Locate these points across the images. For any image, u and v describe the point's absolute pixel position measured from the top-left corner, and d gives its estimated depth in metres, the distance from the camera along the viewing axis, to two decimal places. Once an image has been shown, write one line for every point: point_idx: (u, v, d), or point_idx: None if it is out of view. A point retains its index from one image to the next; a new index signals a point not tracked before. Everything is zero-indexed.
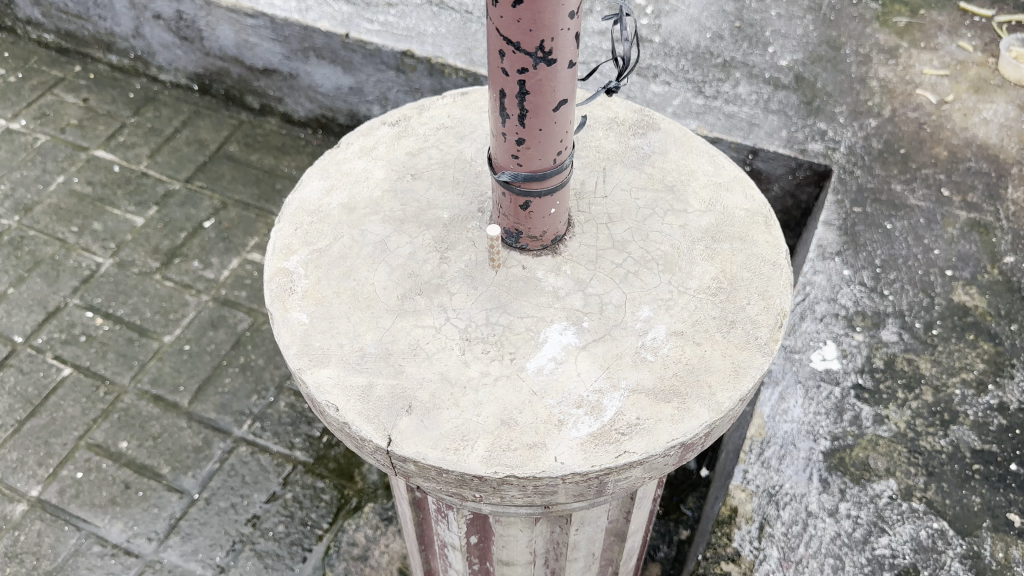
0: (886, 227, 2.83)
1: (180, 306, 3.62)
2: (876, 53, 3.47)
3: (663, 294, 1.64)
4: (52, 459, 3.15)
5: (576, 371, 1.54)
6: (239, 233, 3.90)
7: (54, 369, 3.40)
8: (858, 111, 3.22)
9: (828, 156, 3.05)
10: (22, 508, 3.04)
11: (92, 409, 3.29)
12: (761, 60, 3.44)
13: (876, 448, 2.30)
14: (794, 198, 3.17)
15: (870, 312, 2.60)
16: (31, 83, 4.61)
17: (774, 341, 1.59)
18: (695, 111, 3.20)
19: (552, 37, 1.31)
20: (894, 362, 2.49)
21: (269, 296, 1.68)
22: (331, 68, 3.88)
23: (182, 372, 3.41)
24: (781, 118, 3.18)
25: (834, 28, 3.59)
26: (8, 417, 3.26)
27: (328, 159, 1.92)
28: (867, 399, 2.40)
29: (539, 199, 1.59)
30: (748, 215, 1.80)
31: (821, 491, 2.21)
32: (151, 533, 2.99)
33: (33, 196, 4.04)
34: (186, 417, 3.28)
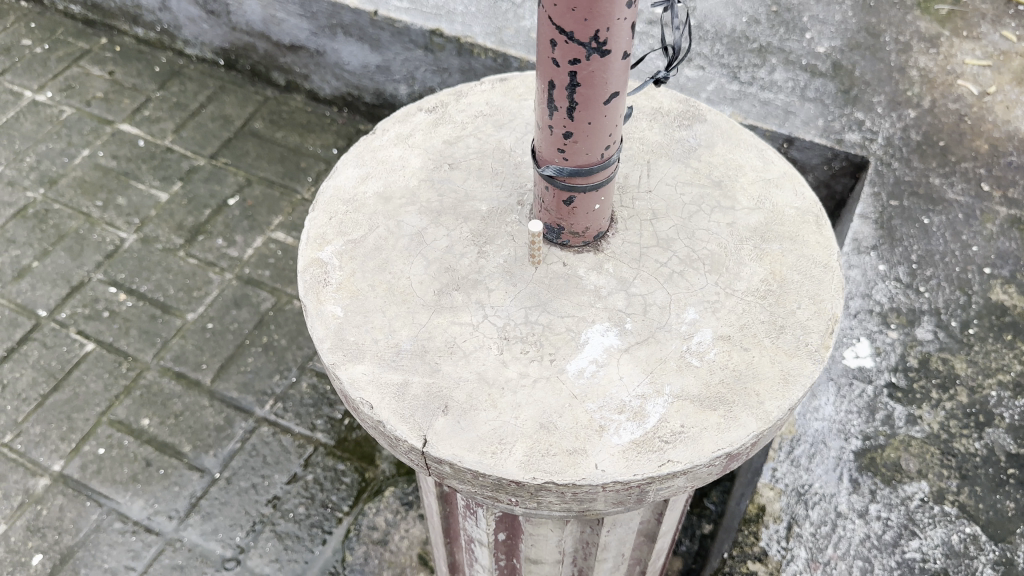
0: (922, 221, 2.62)
1: (203, 283, 3.59)
2: (918, 41, 3.22)
3: (710, 296, 1.58)
4: (74, 434, 3.14)
5: (618, 374, 1.49)
6: (264, 212, 3.85)
7: (77, 345, 3.38)
8: (897, 101, 3.00)
9: (864, 147, 2.85)
10: (44, 482, 3.03)
11: (115, 384, 3.27)
12: (798, 47, 3.22)
13: (908, 448, 2.14)
14: (828, 189, 3.00)
15: (905, 309, 2.41)
16: (56, 56, 4.55)
17: (825, 348, 1.53)
18: (729, 97, 3.03)
19: (607, 28, 1.23)
20: (930, 361, 2.30)
21: (303, 287, 1.64)
22: (358, 45, 3.81)
23: (204, 350, 3.38)
24: (818, 106, 2.99)
25: (873, 15, 3.33)
26: (31, 391, 3.25)
27: (363, 145, 1.86)
28: (901, 398, 2.23)
29: (583, 195, 1.53)
30: (798, 214, 1.73)
31: (850, 491, 2.07)
32: (171, 511, 2.98)
33: (58, 168, 4.01)
34: (208, 395, 3.26)
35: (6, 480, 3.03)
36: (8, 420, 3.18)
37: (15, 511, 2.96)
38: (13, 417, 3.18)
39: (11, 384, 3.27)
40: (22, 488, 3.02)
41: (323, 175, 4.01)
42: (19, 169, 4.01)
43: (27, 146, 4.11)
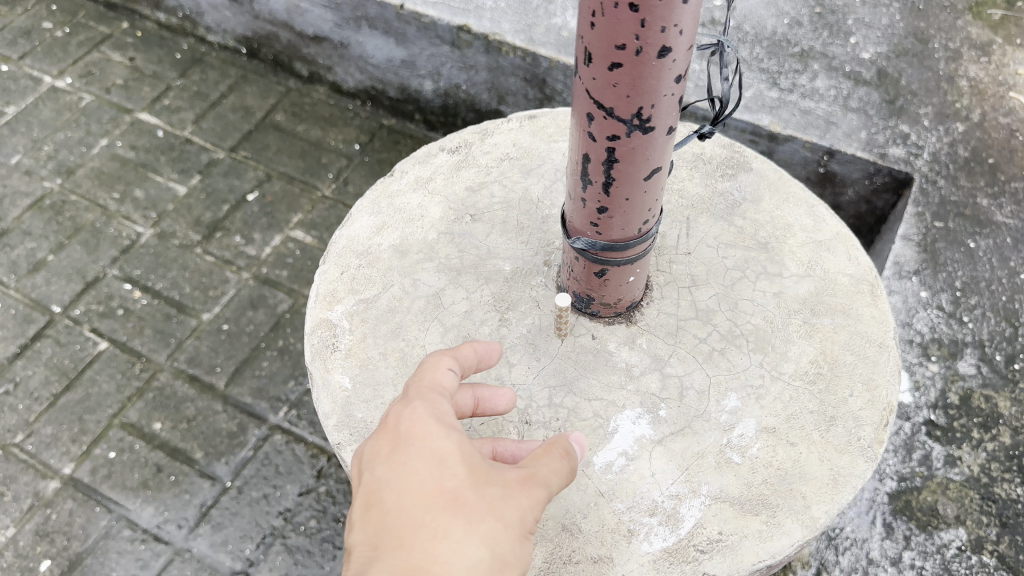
0: (968, 246, 2.13)
1: (220, 283, 2.88)
2: (967, 48, 2.52)
3: (753, 380, 1.45)
4: (85, 436, 2.53)
5: (650, 470, 1.35)
6: (283, 208, 3.08)
7: (90, 342, 2.73)
8: (944, 114, 2.37)
9: (909, 164, 2.27)
10: (54, 485, 2.44)
11: (127, 385, 2.63)
12: (841, 53, 2.53)
13: (946, 493, 1.84)
14: (870, 204, 2.45)
15: (948, 340, 2.00)
16: (76, 39, 3.69)
17: (879, 444, 1.37)
18: (768, 105, 2.41)
19: (651, 105, 1.09)
20: (972, 398, 1.93)
21: (309, 352, 1.51)
22: (382, 39, 3.03)
23: (219, 352, 2.71)
24: (860, 117, 2.38)
25: (922, 18, 2.60)
26: (42, 390, 2.62)
27: (380, 190, 1.74)
28: (939, 437, 1.90)
29: (617, 268, 1.40)
30: (851, 283, 1.57)
31: (883, 537, 1.82)
32: (181, 520, 2.38)
33: (76, 158, 3.24)
34: (222, 400, 2.61)
35: (15, 482, 2.45)
36: (18, 418, 2.57)
37: (23, 514, 2.39)
38: (23, 416, 2.57)
39: (21, 382, 2.64)
40: (31, 491, 2.43)
41: (345, 169, 3.21)
42: (34, 157, 3.25)
43: (41, 134, 3.32)
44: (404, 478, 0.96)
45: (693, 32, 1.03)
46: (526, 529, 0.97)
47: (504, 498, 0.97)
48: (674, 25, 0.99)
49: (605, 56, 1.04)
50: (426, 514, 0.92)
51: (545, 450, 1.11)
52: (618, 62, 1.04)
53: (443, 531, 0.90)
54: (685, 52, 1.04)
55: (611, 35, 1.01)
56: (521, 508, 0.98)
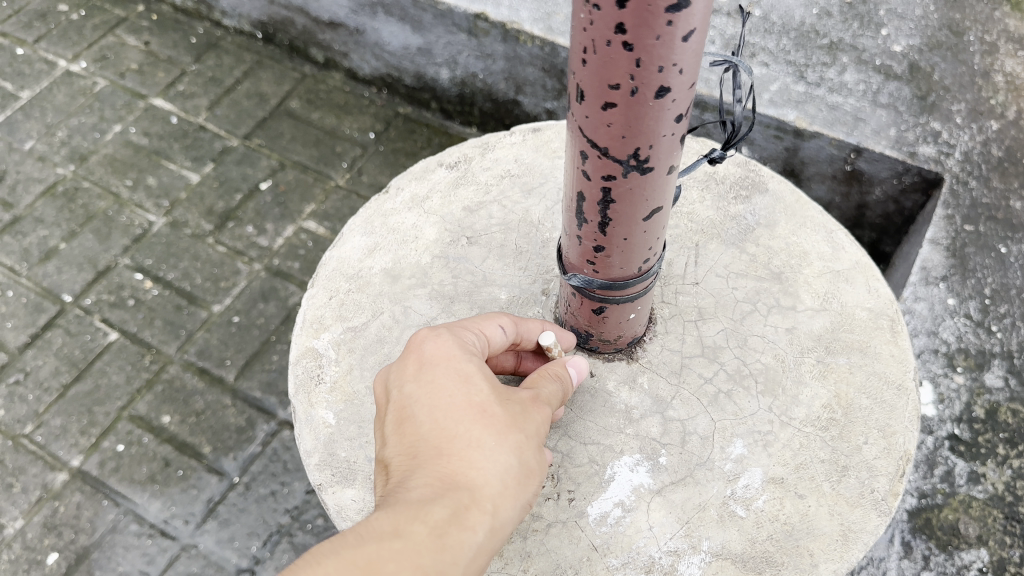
0: (998, 251, 2.03)
1: (231, 274, 2.81)
2: (1005, 40, 2.38)
3: (760, 425, 1.36)
4: (94, 429, 2.48)
5: (648, 523, 1.27)
6: (296, 198, 3.00)
7: (101, 333, 2.68)
8: (978, 111, 2.25)
9: (940, 162, 2.16)
10: (62, 478, 2.40)
11: (136, 377, 2.58)
12: (871, 45, 2.40)
13: (969, 511, 1.77)
14: (898, 205, 2.33)
15: (974, 350, 1.91)
16: (92, 22, 3.62)
17: (894, 496, 1.28)
18: (795, 99, 2.29)
19: (650, 145, 1.03)
20: (999, 413, 1.84)
21: (293, 383, 1.43)
22: (398, 26, 2.92)
23: (229, 345, 2.65)
24: (889, 113, 2.25)
25: (957, 9, 2.46)
26: (52, 380, 2.58)
27: (374, 208, 1.66)
28: (963, 453, 1.81)
29: (617, 306, 1.31)
30: (870, 318, 1.48)
31: (902, 556, 1.76)
32: (188, 516, 2.34)
33: (89, 144, 3.19)
34: (231, 394, 2.55)
35: (24, 474, 2.41)
36: (28, 409, 2.53)
37: (31, 506, 2.35)
38: (32, 407, 2.53)
39: (31, 372, 2.60)
40: (39, 483, 2.39)
41: (359, 159, 3.12)
42: (47, 143, 3.19)
43: (55, 119, 3.26)
44: (434, 395, 1.07)
45: (695, 70, 0.96)
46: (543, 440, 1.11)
47: (524, 413, 1.10)
48: (672, 65, 0.92)
49: (599, 95, 0.97)
50: (459, 426, 1.04)
51: (539, 373, 1.22)
52: (612, 101, 0.97)
53: (478, 443, 1.02)
54: (686, 91, 0.97)
55: (604, 74, 0.94)
56: (538, 422, 1.11)
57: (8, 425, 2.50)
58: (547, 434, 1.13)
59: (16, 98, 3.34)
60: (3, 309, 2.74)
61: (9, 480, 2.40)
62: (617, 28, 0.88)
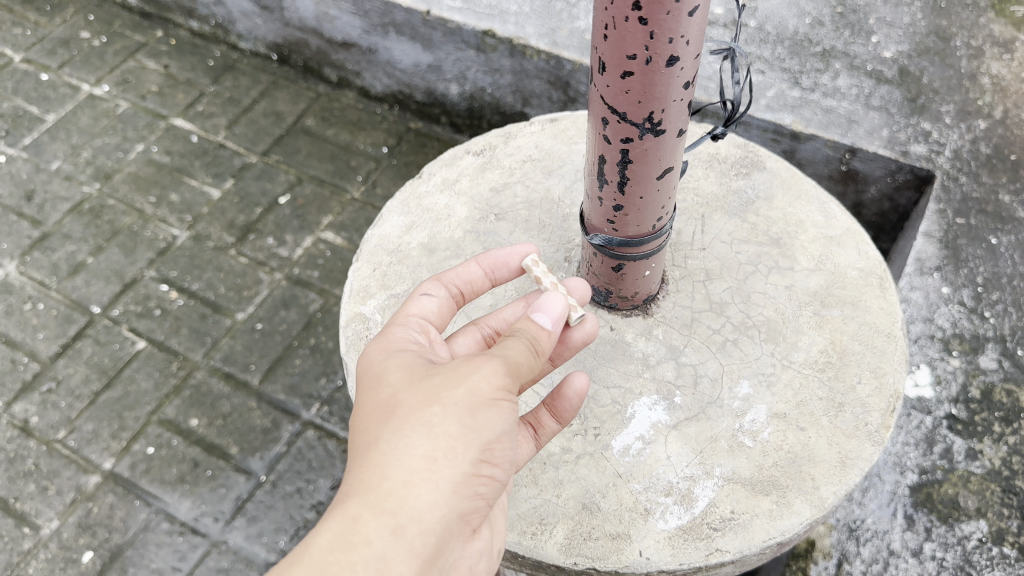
0: (989, 242, 2.19)
1: (253, 283, 2.93)
2: (990, 44, 2.57)
3: (764, 368, 1.53)
4: (125, 433, 2.57)
5: (665, 453, 1.44)
6: (313, 210, 3.14)
7: (129, 341, 2.78)
8: (967, 111, 2.43)
9: (931, 160, 2.33)
10: (95, 481, 2.48)
11: (164, 383, 2.68)
12: (863, 52, 2.58)
13: (967, 485, 1.84)
14: (893, 202, 2.49)
15: (969, 335, 2.04)
16: (112, 48, 3.82)
17: (886, 428, 1.44)
18: (790, 104, 2.46)
19: (662, 109, 1.20)
20: (993, 393, 1.95)
21: (344, 344, 1.59)
22: (409, 44, 3.08)
23: (253, 351, 2.75)
24: (882, 115, 2.42)
25: (944, 17, 2.66)
26: (82, 388, 2.67)
27: (409, 192, 1.84)
28: (961, 431, 1.91)
29: (633, 262, 1.49)
30: (861, 276, 1.65)
31: (905, 528, 1.82)
32: (217, 513, 2.41)
33: (113, 163, 3.33)
34: (256, 397, 2.65)
35: (58, 477, 2.49)
36: (60, 415, 2.62)
37: (66, 507, 2.43)
38: (65, 413, 2.62)
39: (62, 381, 2.69)
40: (73, 485, 2.47)
41: (373, 173, 3.28)
42: (73, 163, 3.33)
43: (80, 141, 3.41)
44: (356, 412, 1.12)
45: (699, 43, 1.13)
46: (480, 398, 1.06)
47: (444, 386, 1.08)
48: (680, 36, 1.09)
49: (619, 65, 1.15)
50: (369, 432, 1.07)
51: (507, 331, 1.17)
52: (630, 70, 1.14)
53: (378, 442, 1.04)
54: (692, 60, 1.15)
55: (623, 46, 1.12)
56: (466, 382, 1.06)
57: (43, 431, 2.59)
58: (489, 388, 1.07)
59: (42, 121, 3.49)
60: (35, 320, 2.84)
61: (43, 483, 2.48)
62: (634, 6, 1.05)
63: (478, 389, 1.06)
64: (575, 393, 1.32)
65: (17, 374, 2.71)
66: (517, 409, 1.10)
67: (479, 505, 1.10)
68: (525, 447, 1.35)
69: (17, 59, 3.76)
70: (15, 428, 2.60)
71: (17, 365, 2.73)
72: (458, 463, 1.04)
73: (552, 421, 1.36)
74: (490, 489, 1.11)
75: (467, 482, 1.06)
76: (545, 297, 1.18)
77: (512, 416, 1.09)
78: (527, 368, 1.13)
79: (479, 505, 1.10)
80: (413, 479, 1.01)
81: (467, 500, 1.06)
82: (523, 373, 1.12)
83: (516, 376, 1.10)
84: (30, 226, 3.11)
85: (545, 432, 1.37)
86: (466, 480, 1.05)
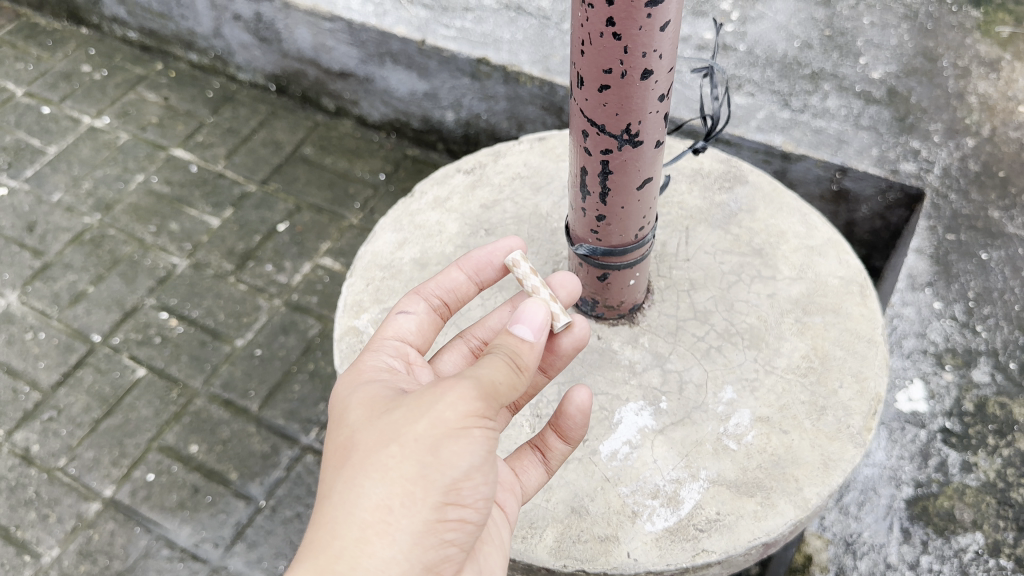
0: (980, 257, 2.23)
1: (253, 309, 2.97)
2: (977, 64, 2.64)
3: (747, 374, 1.58)
4: (125, 460, 2.60)
5: (652, 457, 1.48)
6: (312, 237, 3.19)
7: (129, 369, 2.81)
8: (954, 129, 2.48)
9: (920, 178, 2.37)
10: (95, 508, 2.50)
11: (164, 410, 2.71)
12: (852, 73, 2.64)
13: (963, 497, 1.86)
14: (884, 220, 2.52)
15: (962, 349, 2.07)
16: (113, 81, 3.90)
17: (868, 431, 1.47)
18: (780, 125, 2.51)
19: (639, 121, 1.24)
20: (987, 406, 1.97)
21: (338, 357, 1.62)
22: (406, 73, 3.13)
23: (252, 377, 2.78)
24: (871, 135, 2.47)
25: (930, 38, 2.72)
26: (83, 416, 2.70)
27: (401, 210, 1.89)
28: (955, 444, 1.93)
29: (618, 271, 1.55)
30: (842, 284, 1.70)
31: (901, 541, 1.85)
32: (217, 539, 2.43)
33: (114, 194, 3.39)
34: (256, 423, 2.67)
35: (59, 504, 2.51)
36: (61, 443, 2.65)
37: (66, 535, 2.45)
38: (66, 441, 2.65)
39: (63, 409, 2.72)
40: (74, 513, 2.49)
41: (371, 199, 3.33)
42: (74, 194, 3.39)
43: (81, 172, 3.47)
44: (327, 452, 1.17)
45: (672, 57, 1.18)
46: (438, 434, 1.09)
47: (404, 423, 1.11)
48: (653, 50, 1.14)
49: (596, 79, 1.19)
50: (332, 479, 1.11)
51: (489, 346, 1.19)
52: (607, 83, 1.19)
53: (335, 491, 1.09)
54: (666, 74, 1.19)
55: (599, 60, 1.16)
56: (429, 418, 1.08)
57: (44, 459, 2.61)
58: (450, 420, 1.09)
59: (44, 153, 3.55)
60: (36, 349, 2.88)
61: (44, 511, 2.50)
62: (608, 21, 1.10)
63: (444, 423, 1.08)
64: (578, 409, 1.34)
65: (18, 403, 2.74)
66: (487, 440, 1.12)
67: (452, 540, 1.12)
68: (534, 472, 1.39)
69: (19, 93, 3.83)
70: (17, 456, 2.63)
71: (18, 394, 2.77)
72: (417, 507, 1.07)
73: (560, 443, 1.39)
74: (464, 523, 1.13)
75: (430, 524, 1.09)
76: (524, 308, 1.21)
77: (481, 448, 1.11)
78: (501, 393, 1.14)
79: (454, 540, 1.13)
80: (368, 529, 1.06)
81: (431, 541, 1.09)
82: (495, 399, 1.13)
83: (487, 404, 1.12)
84: (32, 257, 3.16)
85: (554, 454, 1.40)
86: (428, 522, 1.08)
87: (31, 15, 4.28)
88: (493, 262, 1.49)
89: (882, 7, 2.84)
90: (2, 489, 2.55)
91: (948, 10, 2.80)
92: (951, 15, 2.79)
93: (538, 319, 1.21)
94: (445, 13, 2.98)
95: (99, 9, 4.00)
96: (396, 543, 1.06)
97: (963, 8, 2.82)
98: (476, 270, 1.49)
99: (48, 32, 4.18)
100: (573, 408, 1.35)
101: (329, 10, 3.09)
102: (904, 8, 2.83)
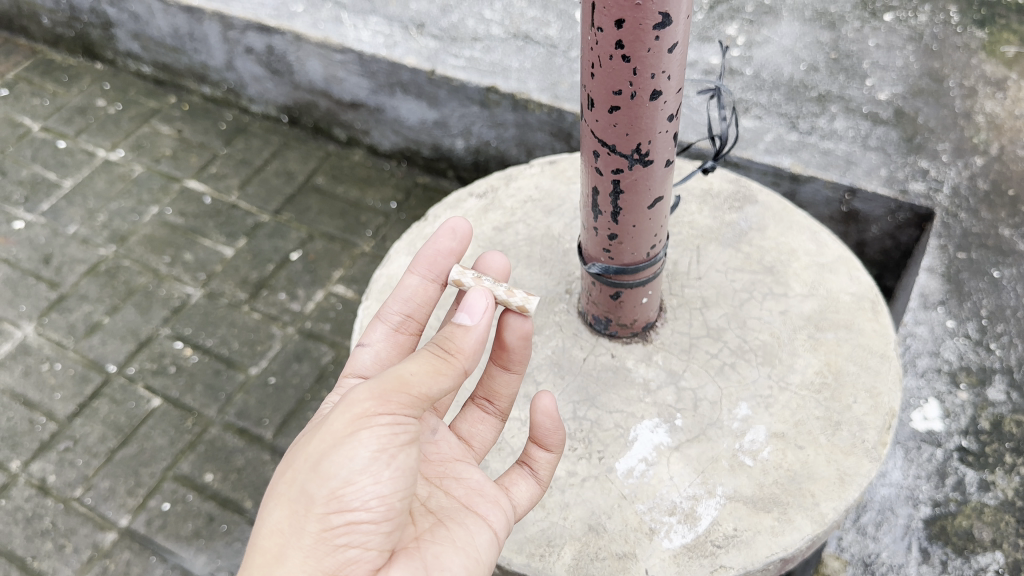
0: (992, 275, 2.23)
1: (266, 338, 2.99)
2: (983, 84, 2.65)
3: (762, 390, 1.61)
4: (141, 489, 2.61)
5: (668, 474, 1.50)
6: (324, 265, 3.22)
7: (144, 399, 2.83)
8: (963, 148, 2.50)
9: (930, 198, 2.38)
10: (111, 537, 2.51)
11: (180, 439, 2.72)
12: (859, 95, 2.66)
13: (982, 516, 1.85)
14: (894, 239, 2.52)
15: (976, 367, 2.07)
16: (127, 115, 3.96)
17: (883, 445, 1.50)
18: (788, 147, 2.53)
19: (649, 140, 1.27)
20: (1002, 424, 1.96)
21: None
22: (416, 102, 3.17)
23: (267, 405, 2.80)
24: (880, 155, 2.49)
25: (936, 58, 2.75)
26: (97, 446, 2.72)
27: (415, 232, 1.96)
28: (973, 462, 1.92)
29: (630, 290, 1.57)
30: (854, 300, 1.73)
31: (920, 562, 1.83)
32: (233, 568, 2.43)
33: (128, 225, 3.43)
34: (270, 451, 2.69)
35: (74, 534, 2.53)
36: (77, 473, 2.66)
37: (82, 566, 2.46)
38: (82, 471, 2.67)
39: (79, 439, 2.74)
40: (90, 543, 2.50)
41: (382, 227, 3.36)
42: (89, 227, 3.43)
43: (96, 205, 3.52)
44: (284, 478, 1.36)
45: (680, 78, 1.21)
46: (330, 442, 1.21)
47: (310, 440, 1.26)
48: (661, 72, 1.16)
49: (606, 100, 1.22)
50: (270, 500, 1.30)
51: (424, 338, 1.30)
52: (616, 105, 1.22)
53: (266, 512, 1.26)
54: (674, 95, 1.22)
55: (609, 82, 1.19)
56: (322, 434, 1.22)
57: (60, 489, 2.63)
58: (336, 432, 1.21)
59: (60, 186, 3.60)
60: (52, 380, 2.90)
61: (60, 541, 2.51)
62: (617, 44, 1.13)
63: (331, 436, 1.21)
64: (545, 414, 1.42)
65: (35, 434, 2.76)
66: (377, 446, 1.20)
67: (357, 544, 1.20)
68: (525, 485, 1.45)
69: (35, 128, 3.89)
70: (33, 487, 2.64)
71: (34, 425, 2.79)
72: (304, 521, 1.19)
73: (543, 453, 1.46)
74: (366, 528, 1.20)
75: (320, 535, 1.19)
76: (470, 296, 1.29)
77: (364, 454, 1.19)
78: (400, 388, 1.22)
79: (361, 545, 1.20)
80: (269, 549, 1.20)
81: (326, 549, 1.19)
82: (384, 402, 1.21)
83: (373, 411, 1.21)
84: (48, 289, 3.19)
85: (541, 465, 1.47)
86: (317, 534, 1.19)
87: (47, 51, 4.35)
88: (439, 253, 1.52)
89: (887, 29, 2.87)
90: (19, 520, 2.57)
91: (953, 31, 2.82)
92: (956, 36, 2.81)
93: (480, 305, 1.29)
94: (454, 43, 3.02)
95: (114, 44, 4.07)
96: (290, 558, 1.18)
97: (968, 29, 2.84)
98: (431, 269, 1.53)
99: (63, 68, 4.25)
100: (542, 416, 1.43)
101: (340, 43, 3.13)
102: (909, 31, 2.85)
